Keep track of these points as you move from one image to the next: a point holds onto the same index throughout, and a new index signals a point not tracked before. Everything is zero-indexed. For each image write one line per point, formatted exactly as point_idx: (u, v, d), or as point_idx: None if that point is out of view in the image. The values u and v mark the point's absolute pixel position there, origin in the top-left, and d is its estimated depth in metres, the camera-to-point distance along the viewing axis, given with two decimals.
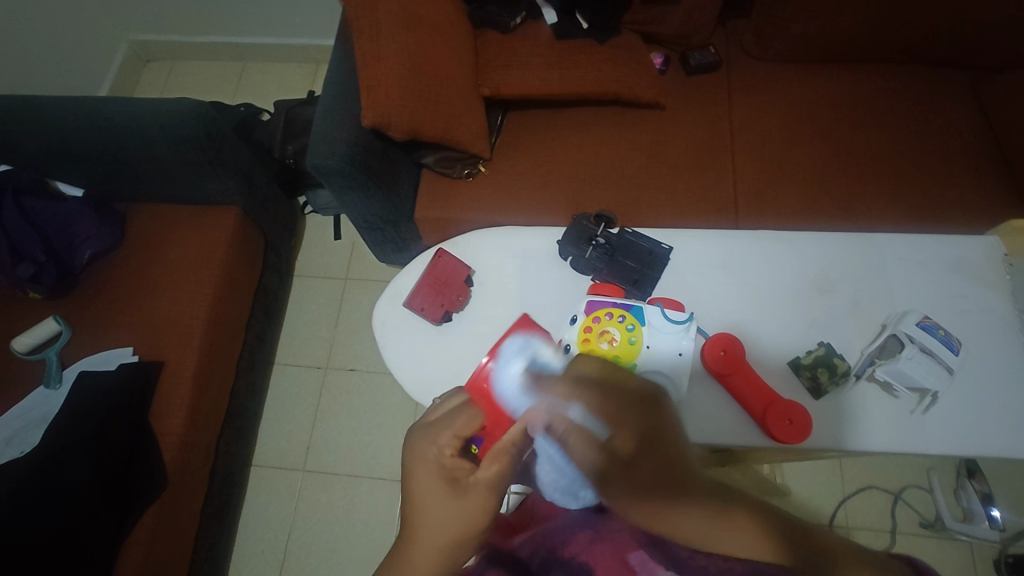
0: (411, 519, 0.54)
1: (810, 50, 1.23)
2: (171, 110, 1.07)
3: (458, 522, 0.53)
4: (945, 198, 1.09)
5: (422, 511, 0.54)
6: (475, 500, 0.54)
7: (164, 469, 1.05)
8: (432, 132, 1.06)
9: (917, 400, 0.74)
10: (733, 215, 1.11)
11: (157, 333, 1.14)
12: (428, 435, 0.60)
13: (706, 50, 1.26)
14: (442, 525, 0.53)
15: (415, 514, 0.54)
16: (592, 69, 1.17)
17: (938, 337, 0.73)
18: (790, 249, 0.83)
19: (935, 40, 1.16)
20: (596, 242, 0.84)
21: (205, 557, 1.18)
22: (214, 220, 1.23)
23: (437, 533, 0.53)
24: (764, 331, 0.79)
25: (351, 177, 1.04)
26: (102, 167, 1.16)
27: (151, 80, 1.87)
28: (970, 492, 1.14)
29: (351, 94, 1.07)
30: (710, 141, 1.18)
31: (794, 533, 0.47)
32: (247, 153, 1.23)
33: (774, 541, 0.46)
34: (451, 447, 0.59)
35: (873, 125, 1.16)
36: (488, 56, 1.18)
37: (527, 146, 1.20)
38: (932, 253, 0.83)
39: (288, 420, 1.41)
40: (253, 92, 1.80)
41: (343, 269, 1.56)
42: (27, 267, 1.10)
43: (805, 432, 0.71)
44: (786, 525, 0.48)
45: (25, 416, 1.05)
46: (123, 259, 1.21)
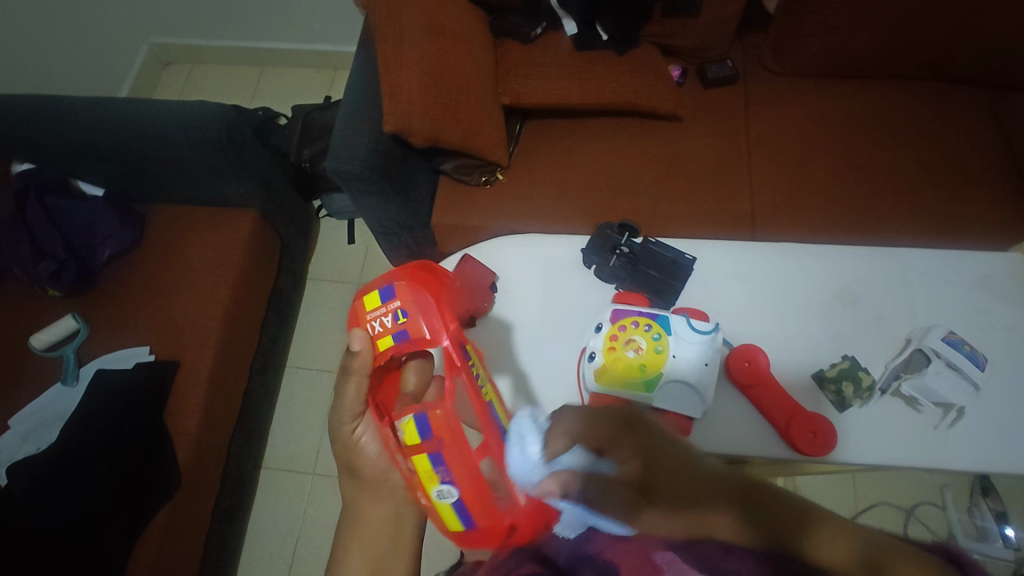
0: (352, 510, 0.64)
1: (826, 65, 1.24)
2: (195, 114, 1.08)
3: (383, 500, 0.64)
4: (965, 215, 1.09)
5: (355, 498, 0.65)
6: (376, 464, 0.65)
7: (178, 468, 1.05)
8: (453, 138, 1.07)
9: (942, 415, 0.74)
10: (749, 226, 1.11)
11: (173, 333, 1.14)
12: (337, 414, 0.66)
13: (723, 64, 1.27)
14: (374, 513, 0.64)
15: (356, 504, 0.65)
16: (611, 80, 1.17)
17: (964, 353, 0.73)
18: (811, 262, 0.84)
19: (952, 57, 1.17)
20: (620, 251, 0.85)
21: (214, 559, 1.18)
22: (231, 222, 1.24)
23: (371, 521, 0.63)
24: (784, 343, 0.79)
25: (370, 183, 1.05)
26: (123, 167, 1.17)
27: (170, 83, 1.88)
28: (983, 509, 1.15)
29: (373, 100, 1.08)
30: (726, 152, 1.19)
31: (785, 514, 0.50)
32: (266, 156, 1.25)
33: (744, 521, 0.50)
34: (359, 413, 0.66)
35: (888, 140, 1.17)
36: (507, 65, 1.19)
37: (545, 154, 1.21)
38: (955, 267, 0.83)
39: (299, 423, 1.41)
40: (271, 95, 1.82)
41: (356, 273, 1.57)
42: (49, 264, 1.12)
43: (830, 444, 0.71)
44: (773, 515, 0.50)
45: (42, 413, 1.06)
46: (141, 258, 1.22)
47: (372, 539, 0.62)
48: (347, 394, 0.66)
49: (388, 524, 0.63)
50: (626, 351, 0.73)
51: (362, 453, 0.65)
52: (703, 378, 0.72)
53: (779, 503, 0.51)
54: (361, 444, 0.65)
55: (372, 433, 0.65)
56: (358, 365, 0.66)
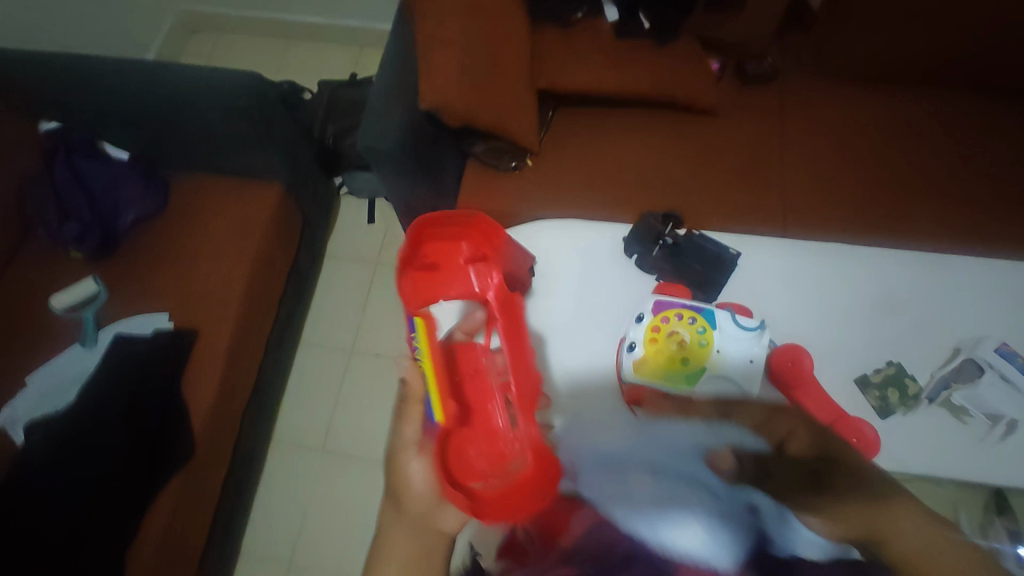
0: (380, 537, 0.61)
1: (869, 68, 1.21)
2: (227, 81, 1.06)
3: (411, 528, 0.61)
4: (1005, 226, 1.07)
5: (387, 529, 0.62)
6: (422, 496, 0.63)
7: (193, 438, 1.03)
8: (487, 119, 1.05)
9: (990, 427, 0.72)
10: (781, 225, 1.09)
11: (194, 301, 1.14)
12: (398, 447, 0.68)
13: (762, 61, 1.23)
14: (406, 531, 0.61)
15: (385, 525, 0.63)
16: (650, 70, 1.15)
17: (1018, 365, 0.71)
18: (856, 266, 0.82)
19: (1001, 66, 1.15)
20: (663, 242, 0.83)
21: (223, 531, 1.17)
22: (257, 193, 1.23)
23: (397, 546, 0.59)
24: (821, 346, 0.78)
25: (402, 161, 1.03)
26: (150, 132, 1.16)
27: (196, 52, 1.87)
28: None
29: (409, 77, 1.06)
30: (762, 151, 1.16)
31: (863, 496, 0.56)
32: (294, 129, 1.23)
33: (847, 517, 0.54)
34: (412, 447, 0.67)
35: (929, 147, 1.14)
36: (545, 49, 1.17)
37: (578, 142, 1.19)
38: (1004, 280, 0.81)
39: (312, 400, 1.41)
40: (296, 69, 1.80)
41: (375, 253, 1.55)
42: (73, 226, 1.11)
43: (875, 449, 0.70)
44: (868, 509, 0.54)
45: (60, 373, 1.05)
46: (163, 225, 1.21)
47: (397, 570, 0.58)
48: (403, 431, 0.69)
49: (422, 560, 0.59)
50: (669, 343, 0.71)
51: (410, 487, 0.64)
52: (748, 374, 0.71)
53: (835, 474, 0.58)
54: (409, 471, 0.65)
55: (421, 465, 0.65)
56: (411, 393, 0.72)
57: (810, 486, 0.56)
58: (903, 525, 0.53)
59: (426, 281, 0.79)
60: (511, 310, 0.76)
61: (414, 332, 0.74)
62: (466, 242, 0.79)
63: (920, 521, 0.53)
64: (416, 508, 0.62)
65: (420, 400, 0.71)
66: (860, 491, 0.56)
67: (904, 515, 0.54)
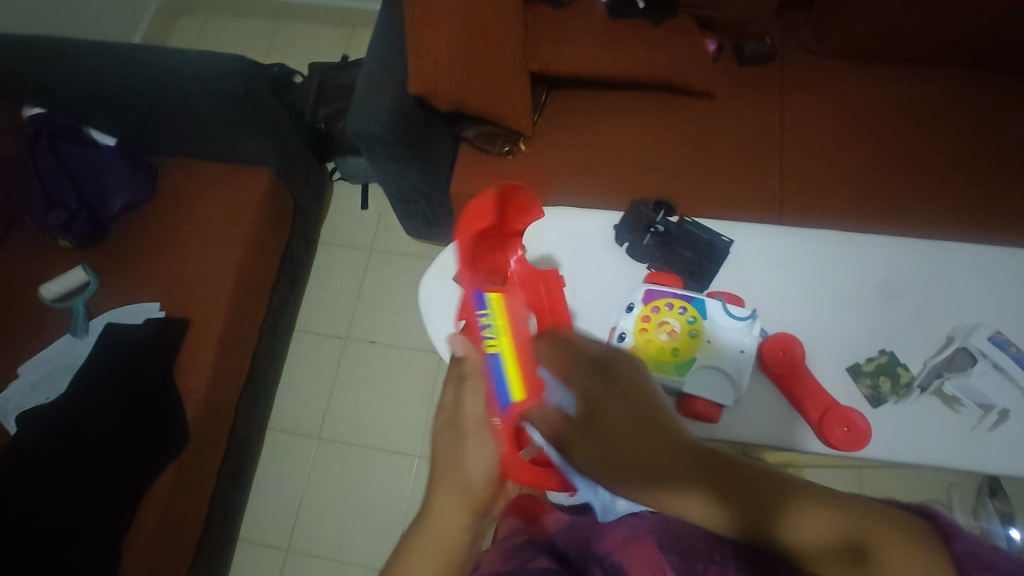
0: (423, 514, 0.48)
1: (869, 47, 1.18)
2: (213, 64, 1.04)
3: (466, 519, 0.47)
4: (1002, 210, 1.05)
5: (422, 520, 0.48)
6: (481, 487, 0.47)
7: (186, 427, 1.02)
8: (479, 103, 1.03)
9: (981, 417, 0.72)
10: (778, 210, 1.08)
11: (185, 290, 1.13)
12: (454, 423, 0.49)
13: (761, 41, 1.21)
14: (451, 525, 0.47)
15: (428, 500, 0.48)
16: (646, 51, 1.13)
17: (1010, 354, 0.70)
18: (851, 252, 0.81)
19: (1004, 45, 1.12)
20: (655, 229, 0.82)
21: (219, 517, 1.18)
22: (246, 179, 1.21)
23: (438, 535, 0.46)
24: (815, 334, 0.77)
25: (392, 146, 1.01)
26: (136, 117, 1.14)
27: (184, 33, 1.83)
28: (991, 511, 1.09)
29: (398, 59, 1.04)
30: (759, 134, 1.14)
31: (743, 479, 0.44)
32: (283, 113, 1.21)
33: (726, 501, 0.43)
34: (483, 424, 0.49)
35: (929, 129, 1.12)
36: (539, 30, 1.14)
37: (572, 126, 1.17)
38: (1002, 266, 0.80)
39: (307, 387, 1.41)
40: (287, 51, 1.76)
41: (368, 239, 1.54)
42: (60, 214, 1.10)
43: (864, 439, 0.70)
44: (737, 489, 0.43)
45: (51, 363, 1.05)
46: (152, 212, 1.20)
47: (435, 573, 0.45)
48: (465, 398, 0.50)
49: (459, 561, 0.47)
50: (659, 333, 0.70)
51: (465, 473, 0.47)
52: (738, 364, 0.70)
53: (744, 484, 0.44)
54: (469, 455, 0.47)
55: (491, 447, 0.48)
56: (469, 367, 0.53)
57: (648, 474, 0.45)
58: (802, 515, 0.41)
59: (485, 256, 0.73)
60: (541, 283, 0.74)
61: (485, 308, 0.64)
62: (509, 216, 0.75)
63: (831, 514, 0.41)
64: (474, 498, 0.47)
65: (482, 371, 0.53)
66: (721, 472, 0.44)
67: (809, 512, 0.41)
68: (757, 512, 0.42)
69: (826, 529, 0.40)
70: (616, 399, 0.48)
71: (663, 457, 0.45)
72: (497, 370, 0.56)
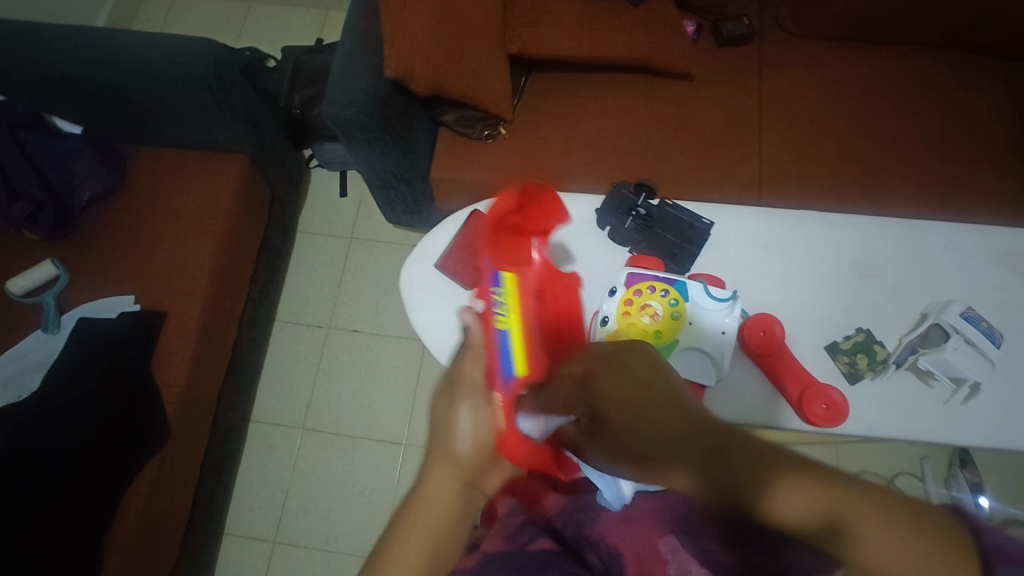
0: (416, 493, 0.49)
1: (846, 28, 1.19)
2: (179, 48, 1.00)
3: (460, 491, 0.49)
4: (974, 189, 1.07)
5: (417, 486, 0.49)
6: (472, 455, 0.51)
7: (167, 422, 1.01)
8: (456, 87, 1.02)
9: (954, 391, 0.74)
10: (757, 192, 1.09)
11: (160, 282, 1.10)
12: (451, 396, 0.55)
13: (739, 21, 1.21)
14: (446, 498, 0.48)
15: (423, 480, 0.49)
16: (625, 33, 1.12)
17: (981, 328, 0.72)
18: (830, 233, 0.82)
19: (976, 25, 1.13)
20: (636, 213, 0.82)
21: (204, 511, 1.17)
22: (220, 167, 1.18)
23: (435, 502, 0.47)
24: (795, 315, 0.78)
25: (369, 131, 1.00)
26: (101, 104, 1.10)
27: (149, 16, 1.77)
28: (960, 481, 1.16)
29: (373, 42, 1.01)
30: (738, 115, 1.15)
31: (732, 464, 0.35)
32: (256, 99, 1.17)
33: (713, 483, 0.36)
34: (478, 398, 0.54)
35: (904, 109, 1.14)
36: (517, 11, 1.13)
37: (553, 110, 1.16)
38: (975, 243, 0.82)
39: (289, 378, 1.39)
40: (258, 35, 1.71)
41: (349, 227, 1.52)
42: (24, 206, 1.06)
43: (841, 416, 0.71)
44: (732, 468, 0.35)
45: (22, 360, 1.02)
46: (123, 203, 1.17)
47: (428, 533, 0.46)
48: (464, 364, 0.58)
49: (454, 530, 0.47)
50: (641, 316, 0.70)
51: (460, 435, 0.51)
52: (719, 345, 0.71)
53: (730, 453, 0.36)
54: (464, 420, 0.53)
55: (482, 413, 0.53)
56: (472, 338, 0.61)
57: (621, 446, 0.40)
58: (793, 489, 0.34)
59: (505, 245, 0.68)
60: (558, 284, 0.73)
61: (499, 286, 0.65)
62: (528, 216, 0.70)
63: (824, 502, 0.33)
64: (469, 468, 0.50)
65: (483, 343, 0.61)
66: (713, 437, 0.36)
67: (799, 489, 0.34)
68: (742, 483, 0.35)
69: (811, 507, 0.33)
70: (623, 375, 0.41)
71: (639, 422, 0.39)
72: (504, 347, 0.61)
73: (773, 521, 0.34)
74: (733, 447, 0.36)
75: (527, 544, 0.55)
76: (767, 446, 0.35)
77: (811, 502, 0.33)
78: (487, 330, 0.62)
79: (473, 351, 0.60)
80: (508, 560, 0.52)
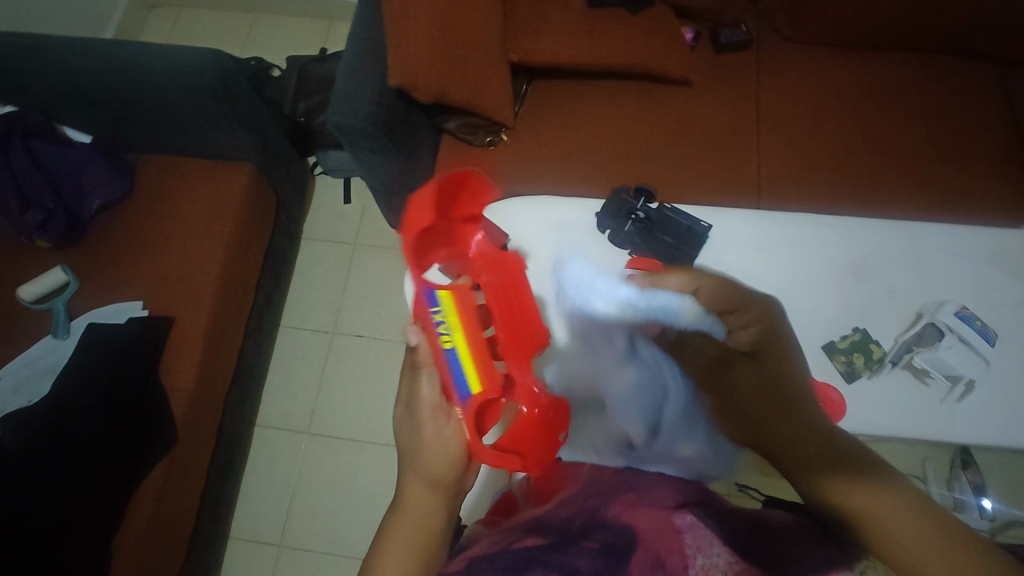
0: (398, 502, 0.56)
1: (842, 34, 1.21)
2: (186, 59, 1.02)
3: (434, 498, 0.55)
4: (969, 192, 1.08)
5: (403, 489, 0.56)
6: (447, 467, 0.56)
7: (175, 425, 1.03)
8: (459, 96, 1.04)
9: (951, 388, 0.75)
10: (755, 195, 1.10)
11: (167, 289, 1.12)
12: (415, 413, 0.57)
13: (737, 28, 1.23)
14: (424, 504, 0.55)
15: (400, 489, 0.57)
16: (624, 40, 1.13)
17: (976, 328, 0.74)
18: (826, 234, 0.83)
19: (971, 31, 1.15)
20: (635, 216, 0.84)
21: (209, 516, 1.18)
22: (227, 176, 1.20)
23: (419, 512, 0.55)
24: (792, 316, 0.79)
25: (373, 139, 1.01)
26: (110, 114, 1.12)
27: (157, 27, 1.80)
28: (963, 481, 1.15)
29: (377, 52, 1.03)
30: (736, 121, 1.16)
31: (816, 449, 0.57)
32: (262, 108, 1.19)
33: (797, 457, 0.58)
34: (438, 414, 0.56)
35: (900, 114, 1.15)
36: (517, 21, 1.15)
37: (553, 116, 1.18)
38: (969, 243, 0.83)
39: (295, 383, 1.41)
40: (264, 44, 1.74)
41: (353, 232, 1.54)
42: (36, 214, 1.08)
43: (841, 414, 0.72)
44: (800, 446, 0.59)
45: (32, 365, 1.03)
46: (132, 211, 1.19)
47: (414, 541, 0.53)
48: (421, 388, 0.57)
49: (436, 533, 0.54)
50: None
51: (433, 450, 0.55)
52: None
53: (829, 448, 0.57)
54: (438, 437, 0.56)
55: (447, 431, 0.56)
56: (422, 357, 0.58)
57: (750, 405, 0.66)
58: (852, 488, 0.52)
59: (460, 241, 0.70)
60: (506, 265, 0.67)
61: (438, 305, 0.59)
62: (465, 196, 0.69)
63: (878, 498, 0.50)
64: (438, 474, 0.56)
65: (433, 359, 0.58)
66: (844, 472, 0.54)
67: (869, 487, 0.51)
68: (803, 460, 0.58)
69: (874, 501, 0.50)
70: (757, 379, 0.67)
71: (788, 388, 0.66)
72: (455, 367, 0.56)
73: (822, 494, 0.54)
74: (845, 456, 0.56)
75: (515, 542, 0.48)
76: (840, 462, 0.55)
77: (869, 498, 0.50)
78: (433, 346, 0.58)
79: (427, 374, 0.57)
80: (496, 561, 0.45)
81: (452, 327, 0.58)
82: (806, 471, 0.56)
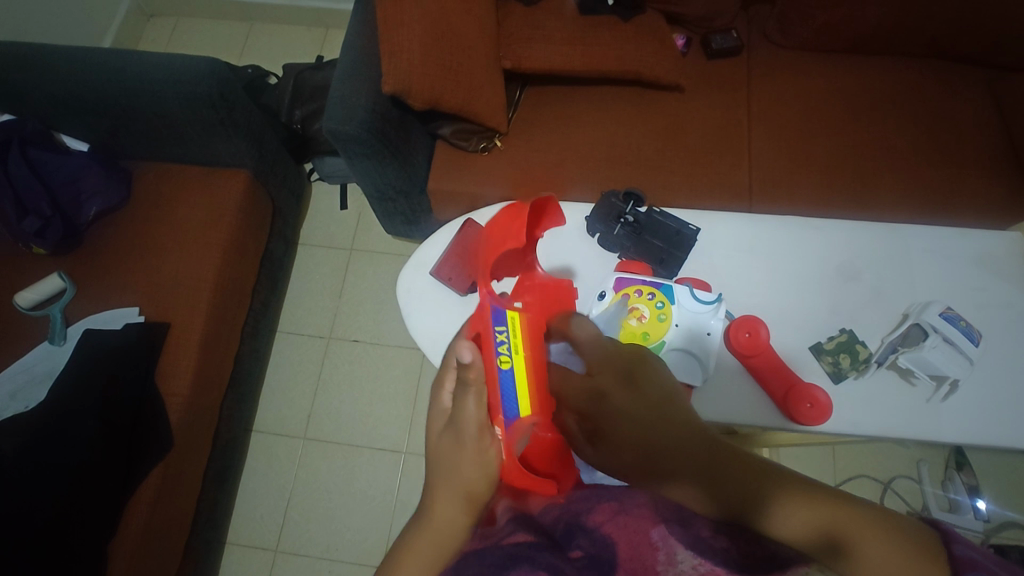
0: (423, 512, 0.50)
1: (832, 40, 1.22)
2: (182, 67, 1.03)
3: (465, 516, 0.49)
4: (957, 194, 1.10)
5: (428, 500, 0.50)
6: (482, 483, 0.50)
7: (171, 430, 1.04)
8: (452, 101, 1.05)
9: (935, 388, 0.75)
10: (747, 198, 1.11)
11: (163, 295, 1.12)
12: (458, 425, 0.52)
13: (728, 34, 1.24)
14: (450, 521, 0.48)
15: (428, 500, 0.50)
16: (616, 46, 1.15)
17: (959, 328, 0.74)
18: (814, 236, 0.84)
19: (958, 36, 1.16)
20: (625, 219, 0.84)
21: (205, 521, 1.18)
22: (222, 182, 1.21)
23: (445, 526, 0.48)
24: (782, 317, 0.80)
25: (367, 145, 1.02)
26: (108, 122, 1.13)
27: (155, 36, 1.82)
28: (957, 483, 1.17)
29: (371, 59, 1.05)
30: (728, 125, 1.18)
31: (741, 475, 0.47)
32: (258, 115, 1.20)
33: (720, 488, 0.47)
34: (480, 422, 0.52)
35: (890, 117, 1.16)
36: (510, 28, 1.16)
37: (546, 121, 1.19)
38: (956, 245, 0.84)
39: (291, 388, 1.41)
40: (260, 52, 1.76)
41: (349, 238, 1.54)
42: (33, 221, 1.09)
43: (825, 414, 0.73)
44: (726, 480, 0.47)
45: (29, 371, 1.04)
46: (129, 218, 1.19)
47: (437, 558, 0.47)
48: (467, 399, 0.52)
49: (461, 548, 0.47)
50: (631, 319, 0.73)
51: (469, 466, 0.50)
52: (704, 345, 0.74)
53: (744, 468, 0.48)
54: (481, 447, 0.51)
55: (489, 449, 0.51)
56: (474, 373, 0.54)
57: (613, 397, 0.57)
58: (796, 512, 0.44)
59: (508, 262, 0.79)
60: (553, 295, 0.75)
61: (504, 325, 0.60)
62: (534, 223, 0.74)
63: (812, 511, 0.44)
64: (474, 487, 0.49)
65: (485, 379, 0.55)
66: (788, 481, 0.47)
67: (819, 504, 0.45)
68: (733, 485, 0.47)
69: (807, 522, 0.44)
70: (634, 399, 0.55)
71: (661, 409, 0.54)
72: (508, 387, 0.57)
73: (773, 525, 0.44)
74: (768, 473, 0.48)
75: (502, 538, 0.44)
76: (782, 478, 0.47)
77: (811, 513, 0.44)
78: (488, 364, 0.57)
79: (472, 390, 0.53)
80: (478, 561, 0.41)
81: (513, 348, 0.59)
82: (749, 503, 0.45)
